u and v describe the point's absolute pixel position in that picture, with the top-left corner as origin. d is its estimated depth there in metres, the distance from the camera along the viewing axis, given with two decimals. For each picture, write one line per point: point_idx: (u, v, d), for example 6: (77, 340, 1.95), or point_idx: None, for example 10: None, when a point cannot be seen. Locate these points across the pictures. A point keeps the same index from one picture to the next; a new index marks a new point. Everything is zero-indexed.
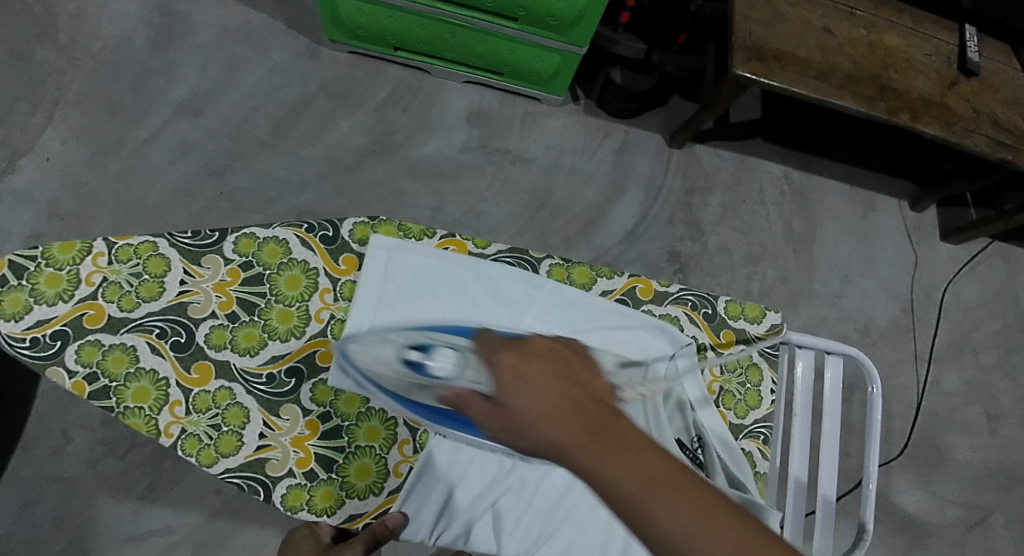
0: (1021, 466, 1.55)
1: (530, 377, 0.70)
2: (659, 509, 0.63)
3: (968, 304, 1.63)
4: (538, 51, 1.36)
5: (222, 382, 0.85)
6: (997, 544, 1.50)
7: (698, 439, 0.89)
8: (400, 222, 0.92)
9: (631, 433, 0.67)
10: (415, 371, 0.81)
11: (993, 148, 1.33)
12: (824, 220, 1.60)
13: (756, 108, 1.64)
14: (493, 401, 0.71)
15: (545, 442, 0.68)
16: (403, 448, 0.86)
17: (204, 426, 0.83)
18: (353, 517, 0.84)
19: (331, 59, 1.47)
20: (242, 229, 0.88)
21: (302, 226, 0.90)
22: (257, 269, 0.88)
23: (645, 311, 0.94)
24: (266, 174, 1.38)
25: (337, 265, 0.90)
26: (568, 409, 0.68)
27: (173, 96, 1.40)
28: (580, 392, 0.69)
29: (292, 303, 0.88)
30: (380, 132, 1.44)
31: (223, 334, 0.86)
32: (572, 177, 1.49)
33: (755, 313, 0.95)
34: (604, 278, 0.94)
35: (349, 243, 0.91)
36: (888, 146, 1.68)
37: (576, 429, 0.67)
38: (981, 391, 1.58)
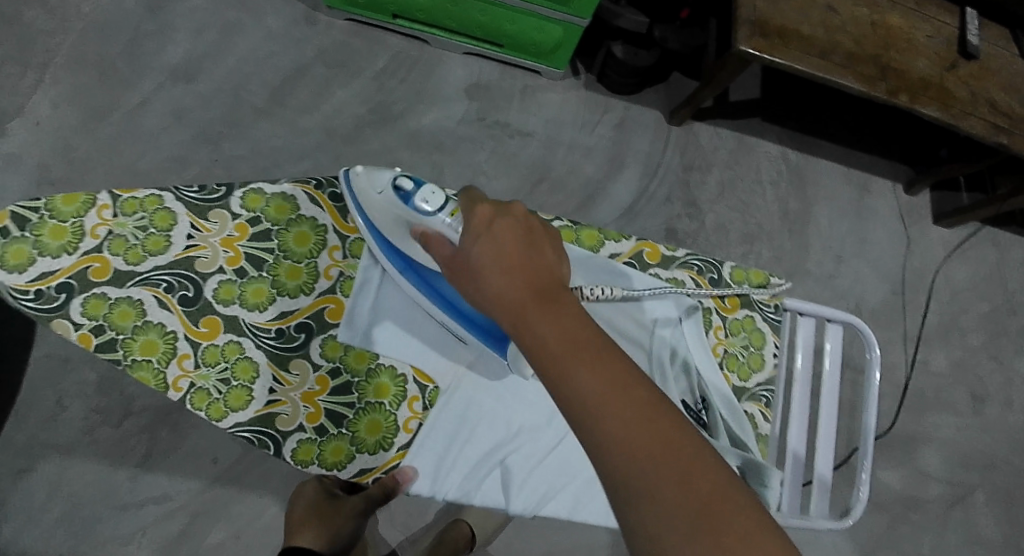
0: (1004, 445, 1.58)
1: (497, 232, 0.70)
2: (572, 371, 0.62)
3: (958, 287, 1.64)
4: (540, 23, 1.35)
5: (232, 336, 0.84)
6: (978, 521, 1.52)
7: (702, 401, 0.90)
8: None
9: (569, 310, 0.65)
10: (401, 200, 0.79)
11: (988, 132, 1.33)
12: (819, 201, 1.61)
13: (756, 86, 1.63)
14: (457, 250, 0.72)
15: (493, 299, 0.67)
16: (412, 404, 0.87)
17: (214, 380, 0.83)
18: (364, 472, 0.85)
19: (329, 26, 1.45)
20: (249, 185, 0.88)
21: (310, 183, 0.90)
22: (264, 225, 0.87)
23: (652, 274, 0.95)
24: (261, 142, 1.37)
25: (345, 222, 0.91)
26: (518, 276, 0.67)
27: (166, 61, 1.38)
28: (542, 262, 0.68)
29: (301, 260, 0.88)
30: (378, 102, 1.42)
31: (231, 289, 0.85)
32: (572, 152, 1.49)
33: (759, 279, 0.97)
34: (611, 242, 0.95)
35: None
36: (885, 128, 1.68)
37: (522, 289, 0.66)
38: (969, 372, 1.60)
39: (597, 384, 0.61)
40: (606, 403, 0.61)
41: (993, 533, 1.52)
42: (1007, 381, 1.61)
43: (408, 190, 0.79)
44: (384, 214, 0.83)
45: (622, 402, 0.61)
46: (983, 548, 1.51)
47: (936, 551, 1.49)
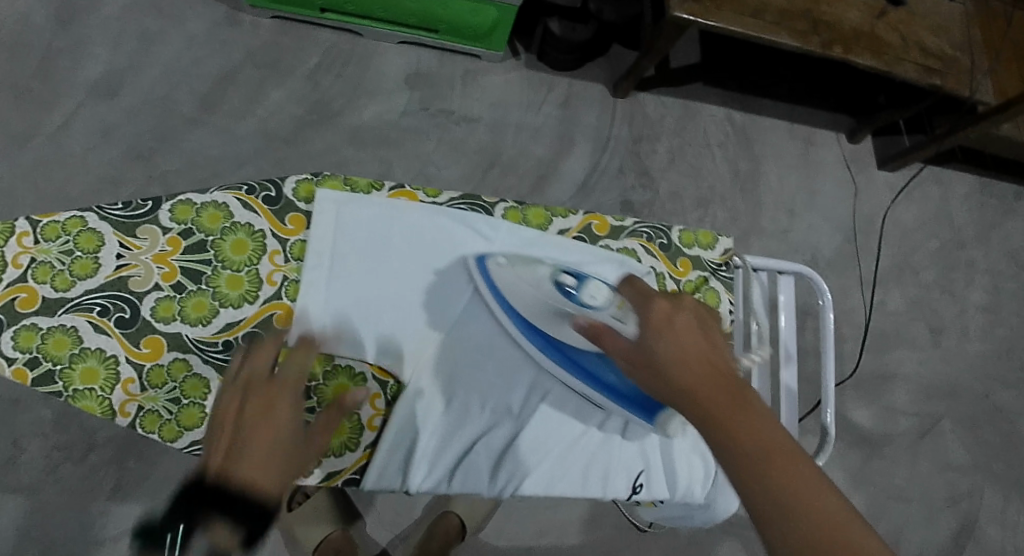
0: (965, 374, 1.63)
1: (680, 328, 0.71)
2: (774, 488, 0.62)
3: (907, 228, 1.68)
4: (475, 5, 1.31)
5: (177, 354, 0.83)
6: (947, 448, 1.57)
7: None
8: (345, 175, 0.91)
9: (755, 409, 0.66)
10: (565, 297, 0.85)
11: (921, 75, 1.37)
12: (767, 159, 1.63)
13: (696, 51, 1.63)
14: (634, 343, 0.73)
15: (676, 391, 0.69)
16: (375, 402, 0.88)
17: (163, 401, 0.82)
18: (332, 475, 0.84)
19: (254, 26, 1.41)
20: (177, 196, 0.87)
21: (242, 188, 0.88)
22: (198, 236, 0.86)
23: (604, 246, 0.96)
24: (196, 153, 1.33)
25: (284, 225, 0.89)
26: (700, 372, 0.68)
27: (85, 77, 1.33)
28: (721, 357, 0.70)
29: (240, 268, 0.87)
30: (315, 101, 1.39)
31: (171, 305, 0.84)
32: (519, 133, 1.47)
33: (708, 240, 0.99)
34: (559, 218, 0.96)
35: (295, 202, 0.90)
36: (825, 81, 1.70)
37: (717, 393, 0.67)
38: (925, 307, 1.64)
39: (796, 489, 0.62)
40: (804, 517, 0.61)
41: (963, 458, 1.57)
42: (962, 312, 1.66)
43: (571, 286, 0.85)
44: (531, 301, 0.88)
45: (819, 510, 0.62)
46: (956, 473, 1.56)
47: (912, 482, 1.53)
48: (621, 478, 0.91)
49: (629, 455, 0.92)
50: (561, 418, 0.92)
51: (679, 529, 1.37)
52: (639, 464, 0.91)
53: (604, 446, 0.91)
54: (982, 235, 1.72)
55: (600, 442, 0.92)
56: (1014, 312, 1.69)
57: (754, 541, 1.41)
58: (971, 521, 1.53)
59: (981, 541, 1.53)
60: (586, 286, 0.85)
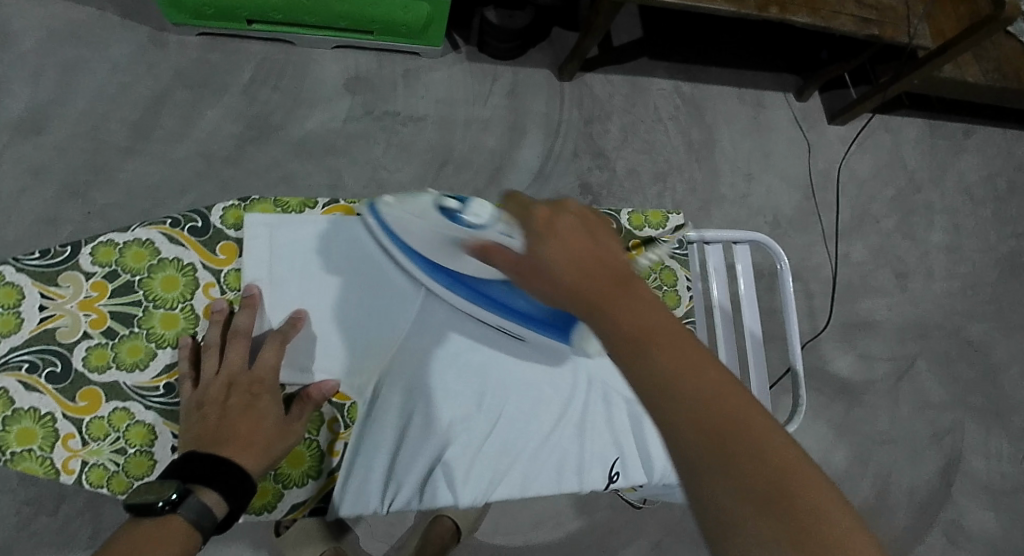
0: (935, 314, 1.65)
1: (563, 232, 0.71)
2: (650, 359, 0.63)
3: (862, 178, 1.70)
4: (405, 1, 1.29)
5: (116, 404, 0.81)
6: (925, 387, 1.59)
7: None
8: (276, 197, 0.89)
9: (633, 305, 0.66)
10: (453, 220, 0.80)
11: (860, 26, 1.38)
12: (719, 125, 1.63)
13: (637, 26, 1.63)
14: (524, 253, 0.72)
15: (561, 291, 0.69)
16: (332, 426, 0.86)
17: (108, 453, 0.80)
18: (297, 506, 0.84)
19: (180, 45, 1.37)
20: (98, 238, 0.84)
21: (166, 222, 0.86)
22: (124, 277, 0.84)
23: None
24: (135, 183, 1.30)
25: (215, 256, 0.87)
26: (582, 267, 0.69)
27: (8, 116, 1.29)
28: (608, 254, 0.70)
29: (174, 305, 0.85)
30: (253, 117, 1.36)
31: (104, 353, 0.82)
32: (469, 127, 1.46)
33: (658, 219, 0.98)
34: None
35: (224, 230, 0.87)
36: (767, 42, 1.71)
37: (598, 285, 0.67)
38: (888, 254, 1.67)
39: (675, 368, 0.62)
40: (677, 385, 0.61)
41: (942, 396, 1.60)
42: (925, 254, 1.68)
43: (456, 210, 0.80)
44: (425, 236, 0.84)
45: (704, 386, 0.61)
46: (936, 410, 1.58)
47: (894, 425, 1.56)
48: (597, 468, 0.90)
49: (603, 445, 0.91)
50: (528, 417, 0.90)
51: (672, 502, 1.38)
52: (613, 452, 0.91)
53: (577, 439, 0.91)
54: (937, 176, 1.75)
55: (573, 435, 0.91)
56: (975, 247, 1.72)
57: None
58: (955, 454, 1.56)
59: (969, 474, 1.56)
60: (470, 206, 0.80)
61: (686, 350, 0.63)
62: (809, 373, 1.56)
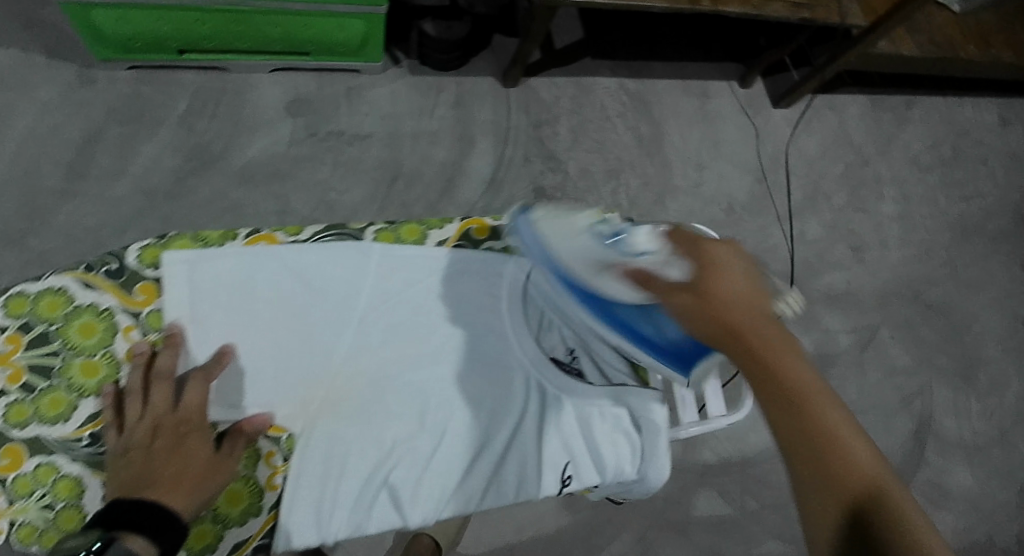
0: (894, 283, 1.68)
1: (725, 274, 0.75)
2: (795, 405, 0.67)
3: (812, 157, 1.72)
4: (337, 20, 1.28)
5: (40, 459, 0.85)
6: (891, 356, 1.62)
7: (572, 352, 0.99)
8: (195, 233, 0.93)
9: (790, 360, 0.69)
10: (614, 245, 0.84)
11: (792, 11, 1.40)
12: (667, 118, 1.64)
13: (577, 27, 1.64)
14: (683, 283, 0.76)
15: (716, 325, 0.73)
16: (270, 460, 0.91)
17: (35, 510, 0.84)
18: (239, 545, 0.88)
19: (111, 80, 1.35)
20: (10, 290, 0.87)
21: (80, 269, 0.89)
22: (39, 329, 0.87)
23: (487, 247, 1.00)
24: (75, 226, 1.27)
25: (133, 297, 0.90)
26: (742, 310, 0.73)
27: None
28: (763, 306, 0.74)
29: (94, 352, 0.88)
30: (193, 148, 1.34)
31: (23, 409, 0.85)
32: (416, 141, 1.45)
33: None
34: (435, 230, 0.99)
35: (141, 270, 0.91)
36: (707, 32, 1.73)
37: (751, 328, 0.71)
38: (843, 230, 1.69)
39: (820, 416, 0.67)
40: (816, 430, 0.66)
41: (908, 363, 1.62)
42: (879, 226, 1.71)
43: (619, 237, 0.84)
44: (575, 253, 0.87)
45: (841, 436, 0.66)
46: (903, 376, 1.60)
47: (863, 395, 1.57)
48: (550, 474, 0.96)
49: (553, 450, 0.96)
50: (473, 433, 0.96)
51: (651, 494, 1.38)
52: (565, 457, 0.96)
53: (523, 446, 0.97)
54: (885, 149, 1.78)
55: (518, 442, 0.97)
56: (927, 214, 1.75)
57: (724, 488, 1.43)
58: (926, 418, 1.58)
59: (942, 437, 1.58)
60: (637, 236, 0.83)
61: (837, 406, 0.67)
62: None
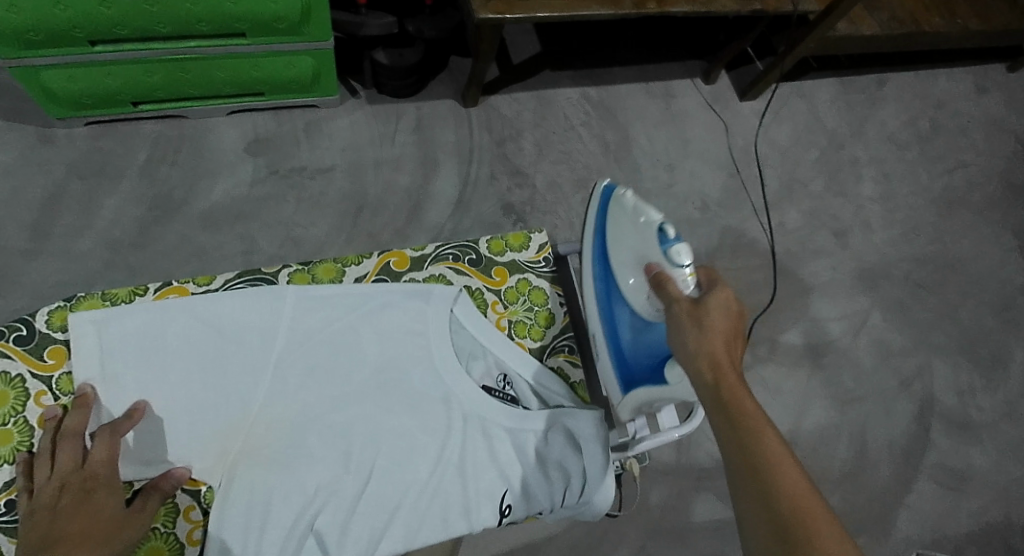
0: (880, 265, 1.66)
1: (713, 311, 0.88)
2: (740, 422, 0.80)
3: (784, 147, 1.73)
4: (285, 59, 1.30)
5: None
6: (885, 338, 1.60)
7: (503, 378, 1.01)
8: (103, 292, 0.95)
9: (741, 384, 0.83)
10: (658, 242, 0.93)
11: (740, 4, 1.40)
12: (631, 122, 1.65)
13: (535, 40, 1.66)
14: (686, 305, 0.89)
15: (701, 350, 0.85)
16: (190, 515, 0.91)
17: None
18: None
19: (71, 138, 1.36)
20: None
21: None
22: None
23: (408, 279, 1.04)
24: (43, 285, 1.28)
25: (44, 362, 0.92)
26: (721, 341, 0.86)
27: None
28: (733, 348, 0.87)
29: (7, 421, 0.90)
30: (155, 197, 1.35)
31: None
32: (379, 169, 1.46)
33: (518, 242, 1.07)
34: (352, 266, 1.03)
35: (51, 334, 0.93)
36: (666, 33, 1.74)
37: (720, 359, 0.85)
38: (823, 216, 1.68)
39: (758, 437, 0.79)
40: (753, 446, 0.78)
41: (904, 344, 1.60)
42: (860, 209, 1.71)
43: (671, 237, 0.93)
44: (630, 242, 0.97)
45: (772, 454, 0.78)
46: (899, 358, 1.59)
47: (860, 381, 1.55)
48: (486, 503, 0.94)
49: (489, 480, 0.95)
50: (400, 468, 0.94)
51: (648, 503, 1.37)
52: (502, 486, 0.95)
53: (459, 480, 0.95)
54: (857, 131, 1.78)
55: (454, 476, 0.95)
56: (907, 193, 1.75)
57: (723, 490, 1.41)
58: (929, 399, 1.56)
59: (945, 416, 1.55)
60: (681, 245, 0.92)
61: (776, 434, 0.79)
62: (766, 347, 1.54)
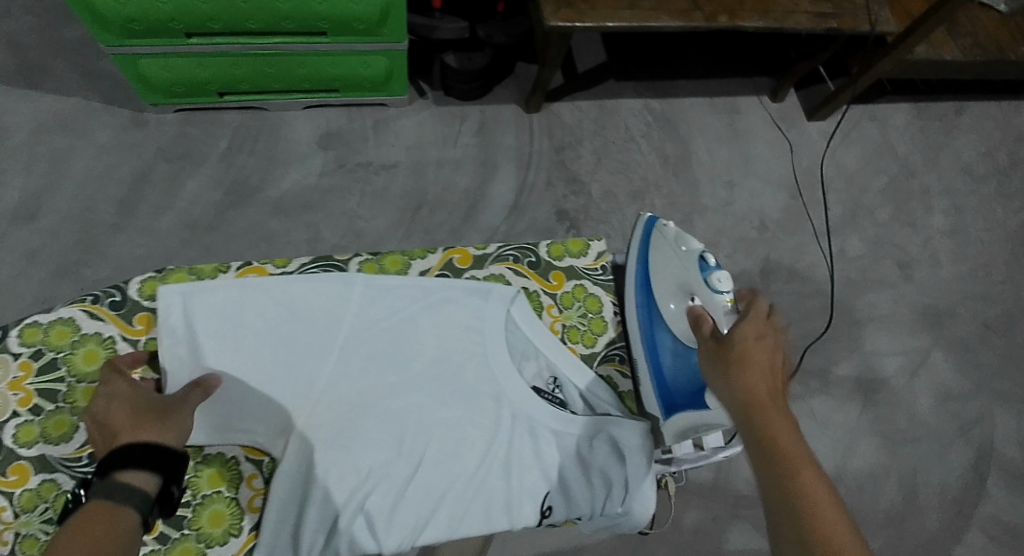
0: (943, 300, 1.62)
1: (755, 344, 0.90)
2: (778, 454, 0.81)
3: (850, 170, 1.70)
4: (361, 58, 1.34)
5: (44, 476, 0.89)
6: (943, 377, 1.56)
7: (553, 381, 1.02)
8: (189, 266, 0.99)
9: (784, 417, 0.85)
10: (699, 269, 0.99)
11: (815, 22, 1.39)
12: (694, 137, 1.65)
13: (601, 51, 1.67)
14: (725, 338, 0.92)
15: (741, 381, 0.87)
16: (252, 482, 0.94)
17: (38, 524, 0.88)
18: None
19: (160, 123, 1.43)
20: (24, 320, 0.94)
21: (86, 300, 0.96)
22: (48, 355, 0.93)
23: (469, 276, 1.06)
24: (124, 257, 1.35)
25: (132, 327, 0.96)
26: (762, 373, 0.88)
27: (2, 206, 1.34)
28: (777, 382, 0.88)
29: (94, 379, 0.93)
30: (231, 183, 1.41)
31: (31, 429, 0.90)
32: (441, 169, 1.50)
33: (578, 248, 1.09)
34: (418, 259, 1.05)
35: (140, 301, 0.97)
36: (736, 50, 1.74)
37: (761, 391, 0.86)
38: (886, 245, 1.65)
39: (798, 472, 0.79)
40: (789, 480, 0.79)
41: (962, 384, 1.56)
42: (926, 241, 1.67)
43: (710, 264, 0.99)
44: (672, 271, 1.01)
45: (809, 491, 0.78)
46: (958, 403, 1.54)
47: (914, 423, 1.51)
48: (529, 503, 0.95)
49: (534, 480, 0.96)
50: (451, 459, 0.96)
51: (682, 524, 1.37)
52: (543, 487, 0.96)
53: (505, 476, 0.96)
54: (928, 161, 1.75)
55: (500, 473, 0.96)
56: (977, 228, 1.70)
57: (762, 521, 1.40)
58: (986, 446, 1.51)
59: (1001, 464, 1.50)
60: (721, 273, 0.98)
61: (817, 472, 0.80)
62: (818, 373, 1.52)
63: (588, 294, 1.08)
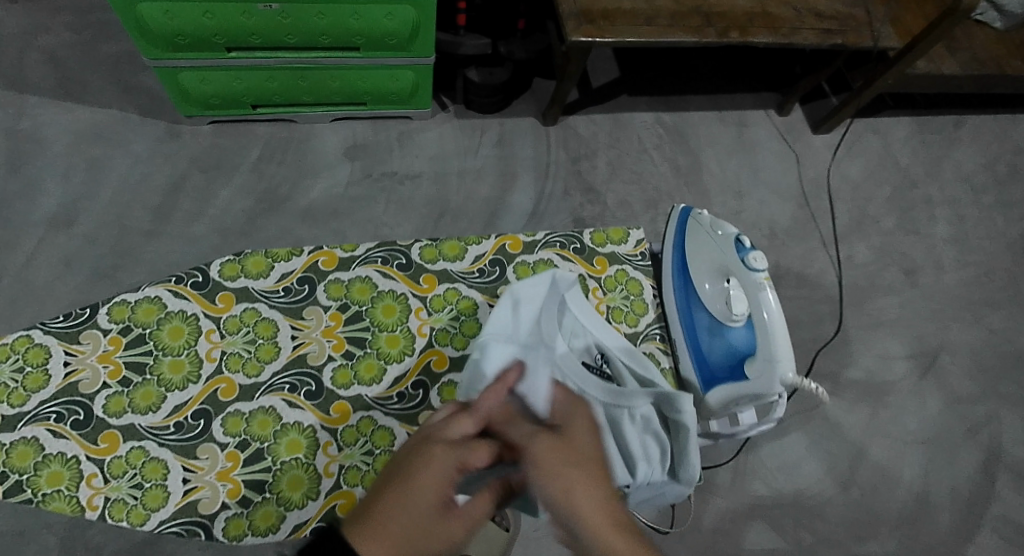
0: (948, 305, 1.67)
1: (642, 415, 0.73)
2: None
3: (856, 181, 1.75)
4: (389, 71, 1.39)
5: (132, 444, 0.94)
6: (951, 380, 1.59)
7: (600, 356, 1.02)
8: (266, 250, 1.04)
9: None
10: (736, 251, 1.06)
11: (822, 38, 1.45)
12: (705, 149, 1.70)
13: (614, 67, 1.73)
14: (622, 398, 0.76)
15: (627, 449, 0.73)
16: (327, 449, 0.96)
17: (126, 488, 0.92)
18: (298, 526, 0.93)
19: (193, 134, 1.49)
20: (113, 299, 0.99)
21: (172, 280, 1.01)
22: (137, 331, 0.99)
23: (520, 261, 1.09)
24: (159, 262, 1.39)
25: (214, 304, 1.01)
26: None
27: (42, 213, 1.39)
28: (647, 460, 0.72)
29: (180, 352, 0.98)
30: (262, 191, 1.47)
31: (120, 399, 0.96)
32: (463, 179, 1.55)
33: (618, 236, 1.13)
34: (473, 245, 1.09)
35: (222, 282, 1.02)
36: (744, 66, 1.80)
37: None
38: (892, 252, 1.70)
39: None
40: None
41: (970, 387, 1.59)
42: (931, 248, 1.72)
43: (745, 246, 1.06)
44: (710, 255, 1.10)
45: None
46: (966, 405, 1.57)
47: (924, 424, 1.54)
48: None
49: None
50: None
51: (699, 523, 1.41)
52: None
53: None
54: (930, 172, 1.80)
55: None
56: (980, 236, 1.75)
57: (777, 520, 1.43)
58: (995, 447, 1.54)
59: (1009, 464, 1.53)
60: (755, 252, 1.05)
61: None
62: (829, 375, 1.56)
63: (630, 278, 1.11)
